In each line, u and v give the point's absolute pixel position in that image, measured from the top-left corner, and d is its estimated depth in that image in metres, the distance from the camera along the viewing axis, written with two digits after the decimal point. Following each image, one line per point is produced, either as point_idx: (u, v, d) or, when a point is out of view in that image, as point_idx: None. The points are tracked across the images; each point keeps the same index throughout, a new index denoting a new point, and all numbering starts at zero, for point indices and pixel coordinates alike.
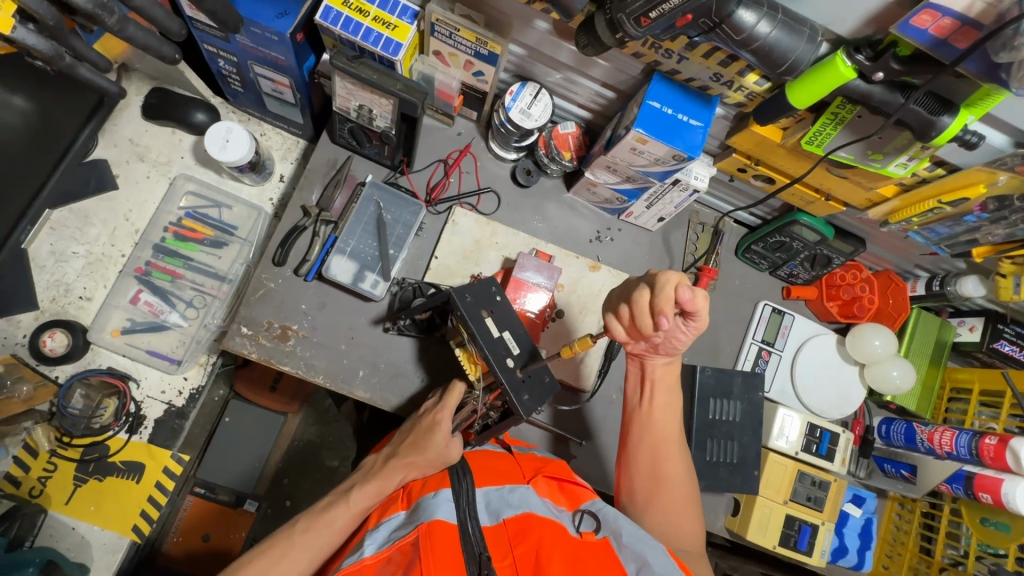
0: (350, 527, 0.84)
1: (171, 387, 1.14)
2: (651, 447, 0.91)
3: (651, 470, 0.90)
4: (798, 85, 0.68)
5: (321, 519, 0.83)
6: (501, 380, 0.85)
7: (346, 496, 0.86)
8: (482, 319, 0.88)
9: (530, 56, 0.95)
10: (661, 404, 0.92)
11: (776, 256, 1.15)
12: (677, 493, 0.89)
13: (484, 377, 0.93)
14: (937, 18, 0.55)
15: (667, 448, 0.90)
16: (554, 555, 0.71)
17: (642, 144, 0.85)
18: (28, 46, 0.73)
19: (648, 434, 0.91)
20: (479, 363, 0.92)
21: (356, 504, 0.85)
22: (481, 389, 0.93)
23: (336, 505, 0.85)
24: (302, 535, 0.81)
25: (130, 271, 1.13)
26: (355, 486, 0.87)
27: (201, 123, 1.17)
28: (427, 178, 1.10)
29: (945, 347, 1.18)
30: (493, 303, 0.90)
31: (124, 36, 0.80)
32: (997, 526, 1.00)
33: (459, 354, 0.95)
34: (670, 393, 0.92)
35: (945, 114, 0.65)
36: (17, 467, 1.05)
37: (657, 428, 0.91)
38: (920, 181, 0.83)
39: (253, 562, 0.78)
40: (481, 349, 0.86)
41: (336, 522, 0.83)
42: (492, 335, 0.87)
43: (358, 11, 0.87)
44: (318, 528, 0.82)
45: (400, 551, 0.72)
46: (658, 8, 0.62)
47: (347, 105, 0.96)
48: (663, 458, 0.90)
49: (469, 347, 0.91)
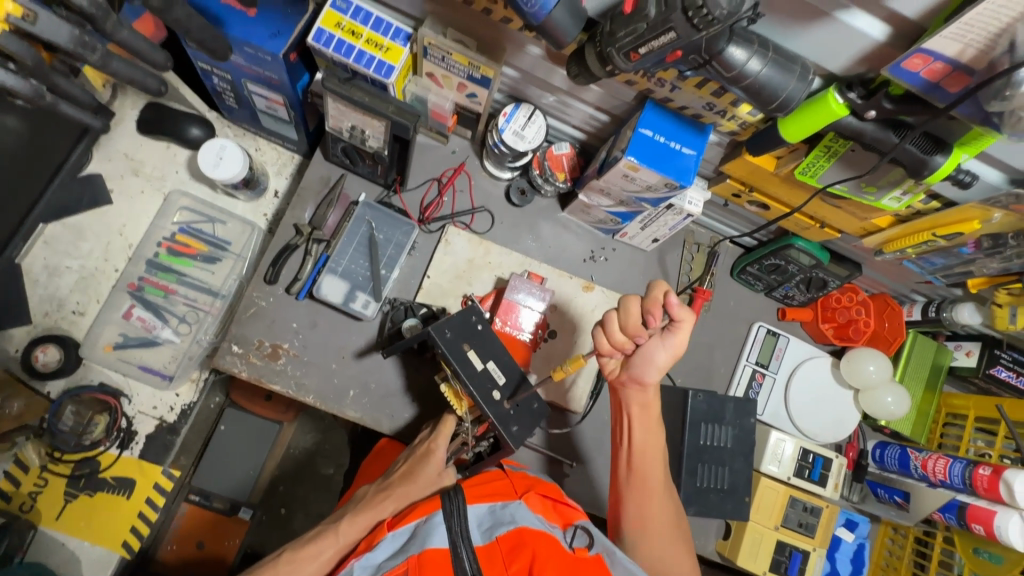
0: (336, 558, 0.83)
1: (163, 402, 1.15)
2: (637, 493, 0.89)
3: (638, 522, 0.88)
4: (791, 120, 0.68)
5: (305, 551, 0.81)
6: (487, 413, 0.85)
7: (334, 527, 0.84)
8: (465, 352, 0.87)
9: (523, 79, 0.94)
10: (642, 450, 0.89)
11: (771, 278, 1.14)
12: (669, 537, 0.88)
13: (470, 411, 0.93)
14: (929, 61, 0.54)
15: (653, 495, 0.88)
16: (548, 567, 0.72)
17: (633, 171, 0.85)
18: (7, 86, 0.72)
19: (633, 483, 0.89)
20: (465, 398, 0.91)
21: (344, 536, 0.83)
22: (469, 421, 0.94)
23: (322, 536, 0.83)
24: (286, 564, 0.80)
25: (123, 286, 1.13)
26: (345, 516, 0.86)
27: (196, 139, 1.16)
28: (421, 198, 1.10)
29: (941, 371, 1.18)
30: (477, 333, 0.90)
31: (108, 71, 0.81)
32: (990, 557, 0.98)
33: (445, 391, 0.94)
34: (650, 437, 0.90)
35: (938, 154, 0.64)
36: (8, 482, 1.06)
37: (641, 473, 0.89)
38: (916, 213, 0.82)
39: None
40: (467, 385, 0.86)
41: (320, 556, 0.81)
42: (475, 367, 0.87)
43: (350, 33, 0.87)
44: (303, 559, 0.81)
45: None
46: (648, 44, 0.61)
47: (339, 125, 0.96)
48: (649, 507, 0.88)
49: (455, 381, 0.90)
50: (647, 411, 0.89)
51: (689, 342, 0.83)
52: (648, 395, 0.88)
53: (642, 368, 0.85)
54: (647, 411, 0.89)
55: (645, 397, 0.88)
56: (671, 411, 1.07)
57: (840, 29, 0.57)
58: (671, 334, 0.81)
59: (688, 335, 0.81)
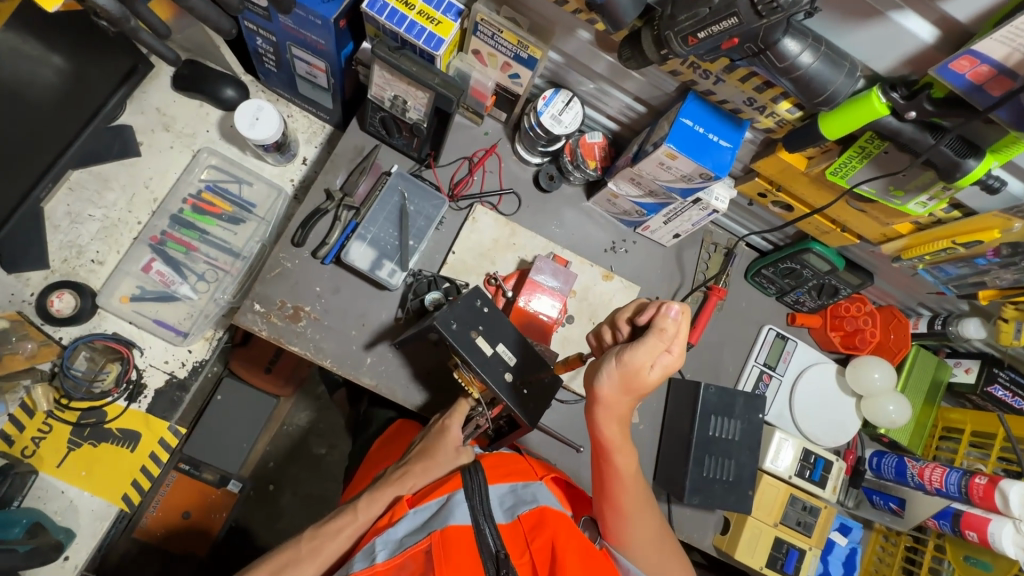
0: (357, 534, 0.80)
1: (175, 357, 1.13)
2: (612, 517, 0.84)
3: (618, 538, 0.85)
4: (832, 116, 0.71)
5: (327, 528, 0.80)
6: (502, 396, 0.87)
7: (354, 503, 0.82)
8: (473, 338, 0.88)
9: (566, 64, 0.97)
10: (612, 469, 0.83)
11: (785, 282, 1.17)
12: (650, 552, 0.85)
13: (484, 394, 0.91)
14: (975, 63, 0.57)
15: (628, 515, 0.84)
16: (569, 549, 0.72)
17: (671, 159, 0.87)
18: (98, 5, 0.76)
19: (605, 495, 0.84)
20: (475, 385, 0.90)
21: (364, 513, 0.81)
22: (483, 405, 0.92)
23: (342, 513, 0.81)
24: (308, 542, 0.79)
25: (145, 239, 1.14)
26: (364, 494, 0.84)
27: (231, 99, 1.17)
28: (452, 174, 1.11)
29: (940, 387, 1.21)
30: (483, 317, 0.90)
31: (188, 7, 0.84)
32: (978, 564, 1.04)
33: (458, 376, 0.93)
34: (616, 459, 0.82)
35: (971, 157, 0.67)
36: (12, 425, 1.04)
37: (611, 485, 0.84)
38: (936, 222, 0.86)
39: (264, 562, 0.78)
40: (478, 372, 0.87)
41: (342, 533, 0.79)
42: (485, 353, 0.88)
43: (404, 4, 0.88)
44: (326, 535, 0.79)
45: (412, 559, 0.73)
46: (708, 29, 0.63)
47: (382, 94, 0.97)
48: (626, 529, 0.84)
49: (464, 369, 0.90)
50: (610, 425, 0.81)
51: (647, 361, 0.74)
52: (611, 420, 0.80)
53: (593, 383, 0.77)
54: (610, 434, 0.81)
55: (607, 421, 0.80)
56: (680, 404, 1.10)
57: (891, 29, 0.61)
58: (624, 352, 0.74)
59: (647, 354, 0.73)
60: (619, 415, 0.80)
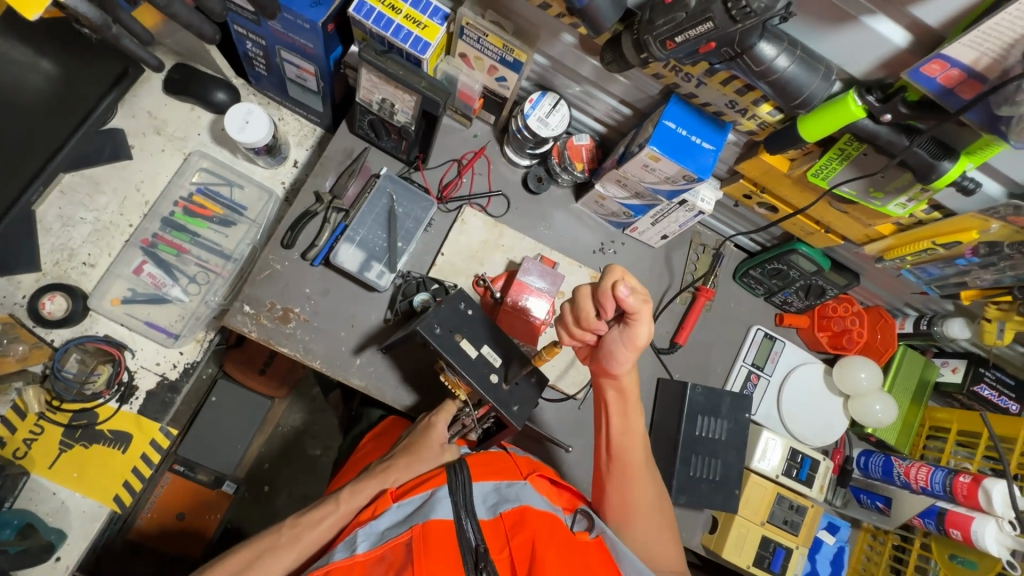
0: (338, 525, 0.81)
1: (166, 359, 1.14)
2: (619, 479, 0.88)
3: (620, 506, 0.87)
4: (811, 118, 0.71)
5: (307, 517, 0.80)
6: (489, 397, 0.87)
7: (336, 494, 0.83)
8: (459, 339, 0.89)
9: (552, 67, 0.98)
10: (622, 430, 0.89)
11: (772, 283, 1.18)
12: (651, 523, 0.87)
13: (471, 395, 0.92)
14: (946, 67, 0.58)
15: (634, 477, 0.87)
16: (548, 553, 0.72)
17: (654, 162, 0.88)
18: (79, 13, 0.77)
19: (613, 470, 0.88)
20: (462, 387, 0.90)
21: (346, 504, 0.82)
22: (470, 406, 0.93)
23: (325, 503, 0.82)
24: (289, 530, 0.80)
25: (136, 241, 1.15)
26: (347, 486, 0.84)
27: (221, 103, 1.18)
28: (441, 176, 1.12)
29: (927, 386, 1.22)
30: (467, 319, 0.91)
31: (168, 13, 0.84)
32: (963, 562, 1.04)
33: (444, 378, 0.93)
34: (628, 420, 0.89)
35: (946, 159, 0.68)
36: (4, 426, 1.05)
37: (620, 460, 0.88)
38: (917, 222, 0.87)
39: (244, 548, 0.78)
40: (463, 374, 0.87)
41: (322, 523, 0.80)
42: (470, 356, 0.89)
43: (390, 8, 0.89)
44: (306, 524, 0.80)
45: (392, 550, 0.73)
46: (685, 33, 0.64)
47: (370, 97, 0.98)
48: (630, 492, 0.87)
49: (450, 372, 0.90)
50: (623, 391, 0.88)
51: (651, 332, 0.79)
52: (625, 381, 0.87)
53: (607, 358, 0.82)
54: (624, 392, 0.88)
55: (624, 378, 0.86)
56: (668, 404, 1.10)
57: (864, 33, 0.62)
58: (629, 330, 0.78)
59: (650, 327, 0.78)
60: (632, 377, 0.87)
